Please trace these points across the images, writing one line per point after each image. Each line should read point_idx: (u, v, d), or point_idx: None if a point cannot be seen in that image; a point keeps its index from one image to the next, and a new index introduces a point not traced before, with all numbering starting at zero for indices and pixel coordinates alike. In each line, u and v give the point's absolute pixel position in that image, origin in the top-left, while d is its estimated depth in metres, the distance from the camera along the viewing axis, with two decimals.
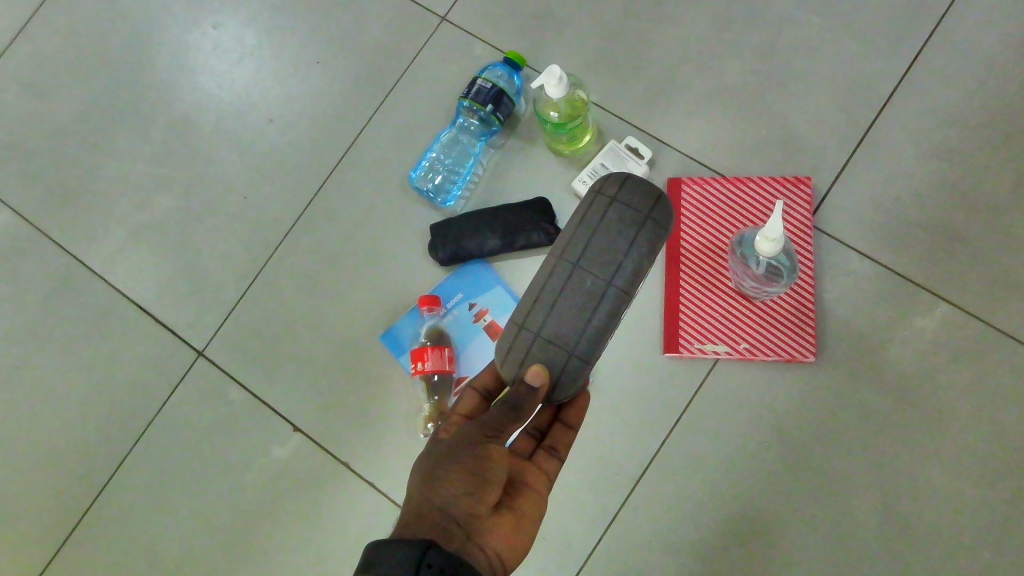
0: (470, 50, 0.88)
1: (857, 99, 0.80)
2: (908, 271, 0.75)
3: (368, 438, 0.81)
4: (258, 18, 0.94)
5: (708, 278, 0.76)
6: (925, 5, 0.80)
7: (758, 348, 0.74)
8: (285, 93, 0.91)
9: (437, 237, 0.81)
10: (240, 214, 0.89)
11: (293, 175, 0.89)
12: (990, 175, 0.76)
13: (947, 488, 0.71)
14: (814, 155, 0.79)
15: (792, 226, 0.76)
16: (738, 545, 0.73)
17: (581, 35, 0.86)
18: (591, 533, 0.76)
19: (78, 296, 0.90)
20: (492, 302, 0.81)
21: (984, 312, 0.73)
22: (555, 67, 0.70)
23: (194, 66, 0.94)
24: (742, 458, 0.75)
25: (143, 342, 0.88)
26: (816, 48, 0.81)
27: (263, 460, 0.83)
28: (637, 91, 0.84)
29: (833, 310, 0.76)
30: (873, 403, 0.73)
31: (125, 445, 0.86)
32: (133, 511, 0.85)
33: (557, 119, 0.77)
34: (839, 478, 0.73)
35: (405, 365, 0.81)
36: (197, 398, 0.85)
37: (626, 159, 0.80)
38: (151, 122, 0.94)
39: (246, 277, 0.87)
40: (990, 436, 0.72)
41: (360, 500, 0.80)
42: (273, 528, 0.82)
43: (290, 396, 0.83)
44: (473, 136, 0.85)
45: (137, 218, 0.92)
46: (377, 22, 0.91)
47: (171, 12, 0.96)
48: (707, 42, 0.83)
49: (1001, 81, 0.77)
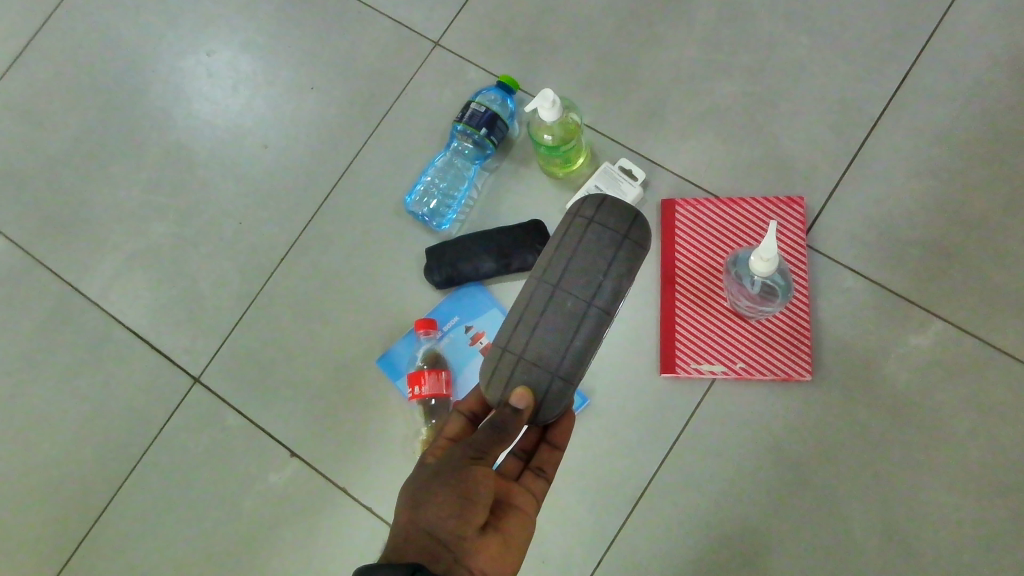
0: (464, 74, 0.88)
1: (849, 119, 0.80)
2: (902, 288, 0.76)
3: (364, 462, 0.80)
4: (252, 46, 0.94)
5: (702, 297, 0.76)
6: (912, 25, 0.81)
7: (754, 367, 0.74)
8: (280, 118, 0.92)
9: (433, 259, 0.81)
10: (236, 239, 0.89)
11: (288, 199, 0.89)
12: (981, 192, 0.76)
13: (945, 504, 0.71)
14: (807, 174, 0.80)
15: (786, 246, 0.77)
16: (739, 564, 0.73)
17: (573, 58, 0.87)
18: (590, 555, 0.75)
19: (72, 324, 0.90)
20: (487, 325, 0.81)
21: (977, 328, 0.74)
22: (549, 91, 0.71)
23: (188, 92, 0.95)
24: (740, 477, 0.75)
25: (139, 367, 0.88)
26: (806, 69, 0.82)
27: (261, 486, 0.82)
28: (631, 112, 0.84)
29: (829, 328, 0.76)
30: (871, 421, 0.73)
31: (120, 472, 0.86)
32: (130, 538, 0.84)
33: (550, 142, 0.77)
34: (837, 495, 0.73)
35: (399, 388, 0.81)
36: (193, 424, 0.85)
37: (620, 181, 0.80)
38: (145, 148, 0.94)
39: (242, 302, 0.87)
40: (985, 452, 0.72)
41: (358, 525, 0.79)
42: (271, 554, 0.81)
43: (288, 421, 0.83)
44: (468, 160, 0.86)
45: (132, 244, 0.92)
46: (371, 46, 0.91)
47: (166, 40, 0.97)
48: (699, 64, 0.84)
49: (990, 99, 0.78)
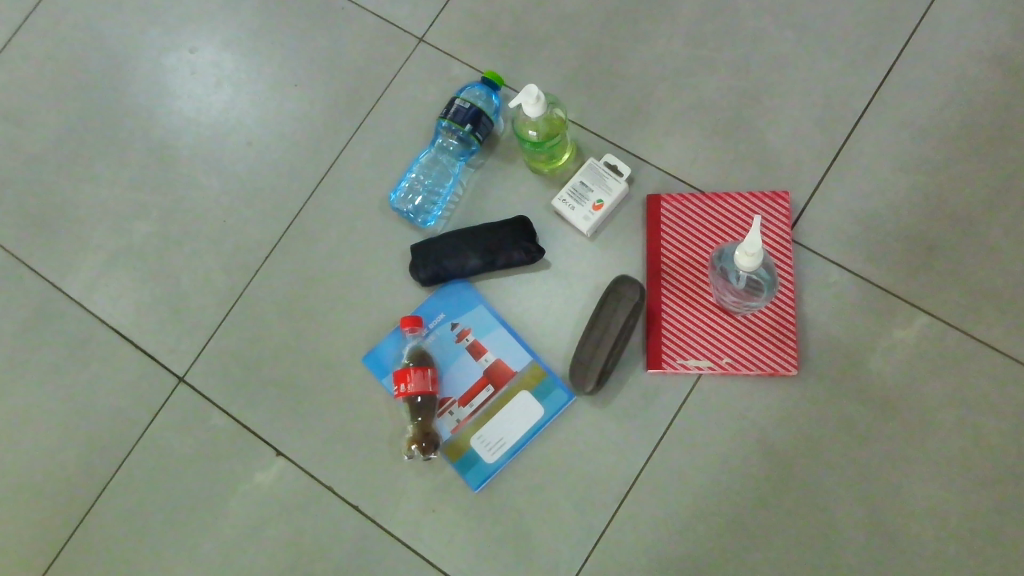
0: (448, 71, 0.88)
1: (832, 114, 0.81)
2: (886, 283, 0.76)
3: (353, 460, 0.80)
4: (234, 43, 0.94)
5: (688, 293, 0.77)
6: (894, 21, 0.82)
7: (739, 362, 0.74)
8: (263, 115, 0.91)
9: (418, 257, 0.80)
10: (221, 238, 0.89)
11: (273, 196, 0.89)
12: (963, 186, 0.77)
13: (929, 495, 0.72)
14: (791, 169, 0.80)
15: (770, 241, 0.77)
16: (725, 557, 0.73)
17: (556, 54, 0.87)
18: (576, 553, 0.75)
19: (55, 325, 0.89)
20: (474, 322, 0.81)
21: (961, 321, 0.74)
22: (532, 86, 0.70)
23: (171, 91, 0.94)
24: (728, 470, 0.75)
25: (124, 368, 0.87)
26: (789, 65, 0.82)
27: (248, 486, 0.82)
28: (615, 108, 0.84)
29: (815, 321, 0.76)
30: (856, 413, 0.74)
31: (105, 474, 0.85)
32: (114, 542, 0.83)
33: (535, 138, 0.77)
34: (823, 488, 0.73)
35: (386, 385, 0.81)
36: (179, 423, 0.84)
37: (605, 176, 0.80)
38: (125, 147, 0.94)
39: (226, 301, 0.87)
40: (970, 443, 0.72)
41: (346, 523, 0.79)
42: (258, 553, 0.81)
43: (274, 421, 0.83)
44: (452, 157, 0.85)
45: (117, 243, 0.91)
46: (355, 43, 0.91)
47: (149, 37, 0.96)
48: (682, 59, 0.84)
49: (970, 92, 0.79)
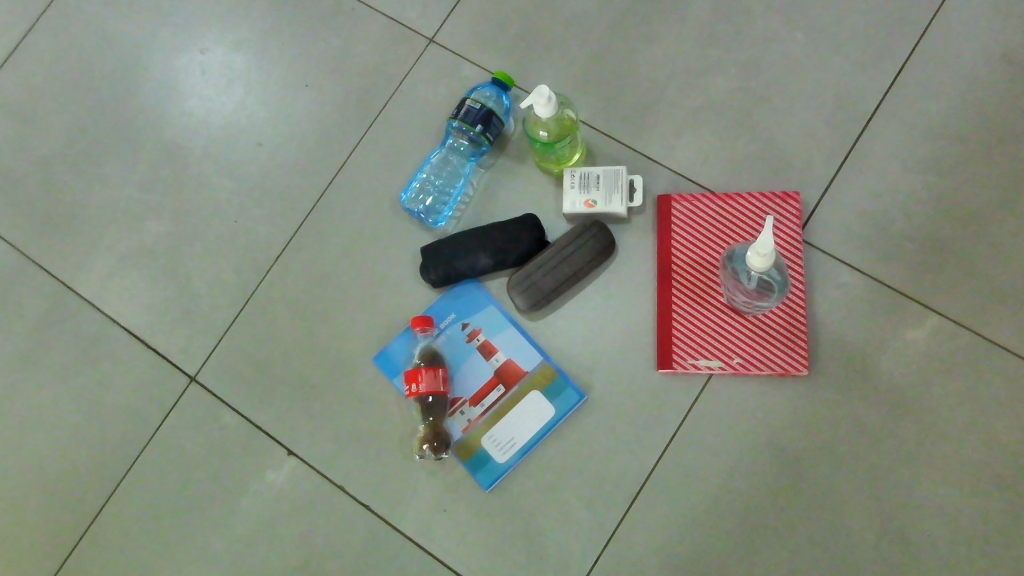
0: (459, 71, 0.88)
1: (842, 113, 0.80)
2: (896, 283, 0.76)
3: (364, 460, 0.80)
4: (245, 43, 0.94)
5: (699, 293, 0.77)
6: (905, 20, 0.81)
7: (750, 362, 0.74)
8: (274, 115, 0.92)
9: (428, 258, 0.80)
10: (232, 238, 0.89)
11: (284, 196, 0.89)
12: (974, 186, 0.77)
13: (940, 495, 0.71)
14: (802, 169, 0.80)
15: (782, 241, 0.77)
16: (734, 557, 0.73)
17: (566, 55, 0.87)
18: (587, 553, 0.75)
19: (67, 325, 0.90)
20: (484, 322, 0.81)
21: (972, 321, 0.74)
22: (544, 87, 0.70)
23: (182, 92, 0.94)
24: (738, 470, 0.75)
25: (136, 368, 0.87)
26: (800, 64, 0.82)
27: (258, 485, 0.82)
28: (626, 108, 0.84)
29: (826, 321, 0.76)
30: (866, 413, 0.74)
31: (117, 473, 0.85)
32: (126, 540, 0.84)
33: (546, 139, 0.77)
34: (834, 488, 0.73)
35: (397, 386, 0.81)
36: (190, 423, 0.85)
37: (618, 189, 0.78)
38: (137, 148, 0.94)
39: (237, 301, 0.87)
40: (981, 443, 0.72)
41: (357, 522, 0.79)
42: (269, 552, 0.81)
43: (285, 420, 0.83)
44: (463, 157, 0.85)
45: (128, 243, 0.91)
46: (366, 44, 0.91)
47: (160, 38, 0.96)
48: (693, 59, 0.84)
49: (981, 92, 0.79)
